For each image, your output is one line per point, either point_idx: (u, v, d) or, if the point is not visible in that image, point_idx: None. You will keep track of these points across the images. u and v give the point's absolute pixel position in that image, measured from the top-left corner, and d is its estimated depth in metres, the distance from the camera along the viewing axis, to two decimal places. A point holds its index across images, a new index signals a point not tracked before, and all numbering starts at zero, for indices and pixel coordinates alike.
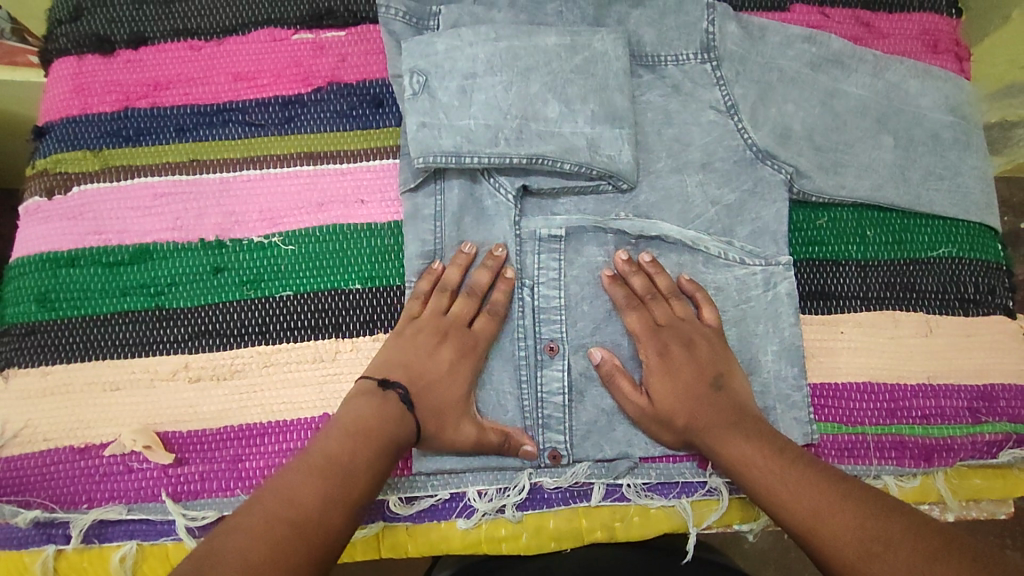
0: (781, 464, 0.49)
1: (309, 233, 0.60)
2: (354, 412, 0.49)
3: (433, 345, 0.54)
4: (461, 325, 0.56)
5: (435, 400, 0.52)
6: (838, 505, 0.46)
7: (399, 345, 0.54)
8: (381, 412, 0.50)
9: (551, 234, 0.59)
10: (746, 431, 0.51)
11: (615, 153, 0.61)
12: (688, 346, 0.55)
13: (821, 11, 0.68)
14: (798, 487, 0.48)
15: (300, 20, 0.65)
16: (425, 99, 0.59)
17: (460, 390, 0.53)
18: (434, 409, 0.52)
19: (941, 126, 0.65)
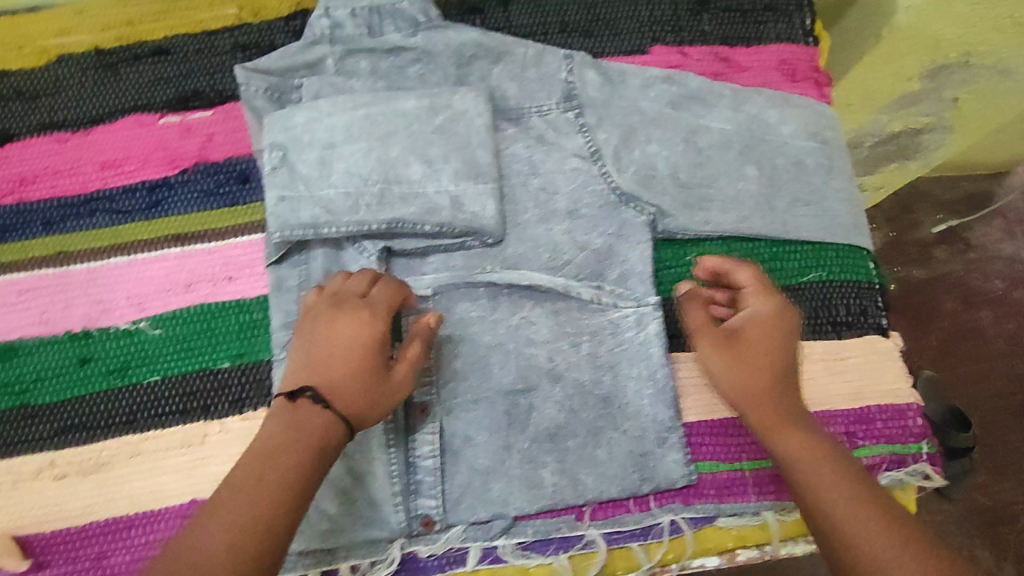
0: (837, 472, 0.47)
1: (177, 316, 0.60)
2: (266, 432, 0.46)
3: (331, 319, 0.51)
4: (352, 293, 0.53)
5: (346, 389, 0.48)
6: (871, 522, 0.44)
7: (303, 343, 0.51)
8: (292, 425, 0.46)
9: (417, 295, 0.60)
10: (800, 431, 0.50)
11: (479, 209, 0.61)
12: (779, 336, 0.53)
13: (681, 51, 0.69)
14: (849, 498, 0.46)
15: (167, 103, 0.66)
16: (284, 174, 0.60)
17: (371, 360, 0.50)
18: (330, 384, 0.48)
19: (804, 152, 0.66)
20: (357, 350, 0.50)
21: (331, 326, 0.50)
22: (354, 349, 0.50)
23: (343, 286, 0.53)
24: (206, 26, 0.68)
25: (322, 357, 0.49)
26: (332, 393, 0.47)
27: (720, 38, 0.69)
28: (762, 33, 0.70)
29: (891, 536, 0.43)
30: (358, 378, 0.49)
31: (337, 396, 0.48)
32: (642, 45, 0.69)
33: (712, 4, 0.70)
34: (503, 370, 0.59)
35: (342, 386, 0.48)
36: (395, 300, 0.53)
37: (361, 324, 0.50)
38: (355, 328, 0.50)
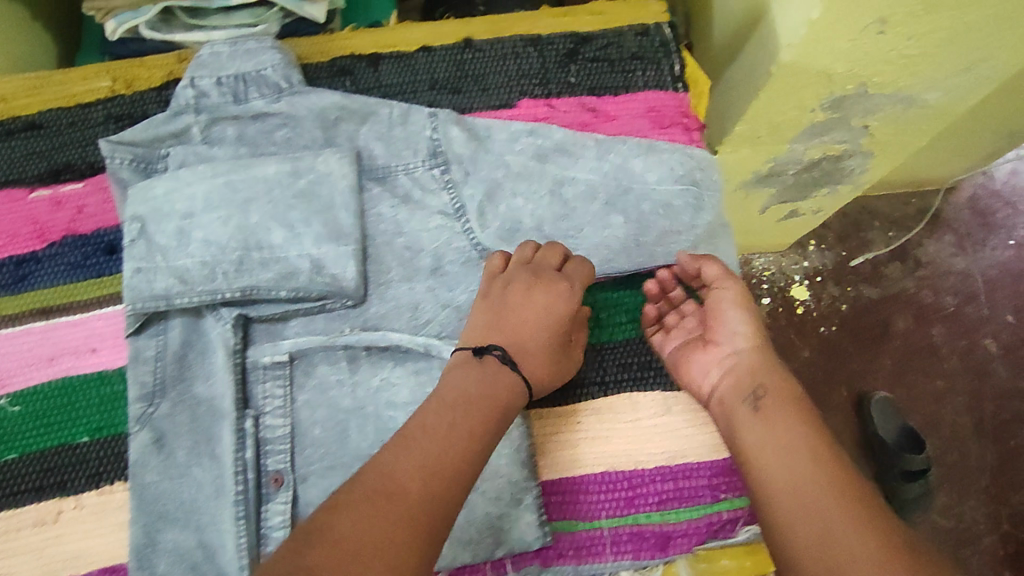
0: (806, 427, 0.51)
1: (36, 392, 0.60)
2: (455, 383, 0.51)
3: (528, 287, 0.57)
4: (524, 261, 0.59)
5: (543, 349, 0.57)
6: (800, 474, 0.47)
7: (488, 309, 0.57)
8: (483, 381, 0.52)
9: (274, 361, 0.60)
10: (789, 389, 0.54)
11: (339, 272, 0.61)
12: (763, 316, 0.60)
13: (549, 102, 0.70)
14: (791, 461, 0.48)
15: (38, 177, 0.66)
16: (142, 246, 0.60)
17: (555, 333, 0.57)
18: (517, 346, 0.55)
19: (672, 195, 0.65)
20: (552, 318, 0.57)
21: (544, 294, 0.57)
22: (546, 320, 0.57)
23: (530, 256, 0.59)
24: (79, 100, 0.69)
25: (523, 319, 0.56)
26: (517, 358, 0.54)
27: (588, 88, 0.71)
28: (630, 81, 0.71)
29: (821, 483, 0.46)
30: (544, 348, 0.56)
31: (524, 357, 0.55)
32: (510, 98, 0.70)
33: (579, 56, 0.71)
34: (361, 435, 0.59)
35: (527, 357, 0.55)
36: (589, 276, 0.60)
37: (555, 297, 0.58)
38: (540, 304, 0.57)
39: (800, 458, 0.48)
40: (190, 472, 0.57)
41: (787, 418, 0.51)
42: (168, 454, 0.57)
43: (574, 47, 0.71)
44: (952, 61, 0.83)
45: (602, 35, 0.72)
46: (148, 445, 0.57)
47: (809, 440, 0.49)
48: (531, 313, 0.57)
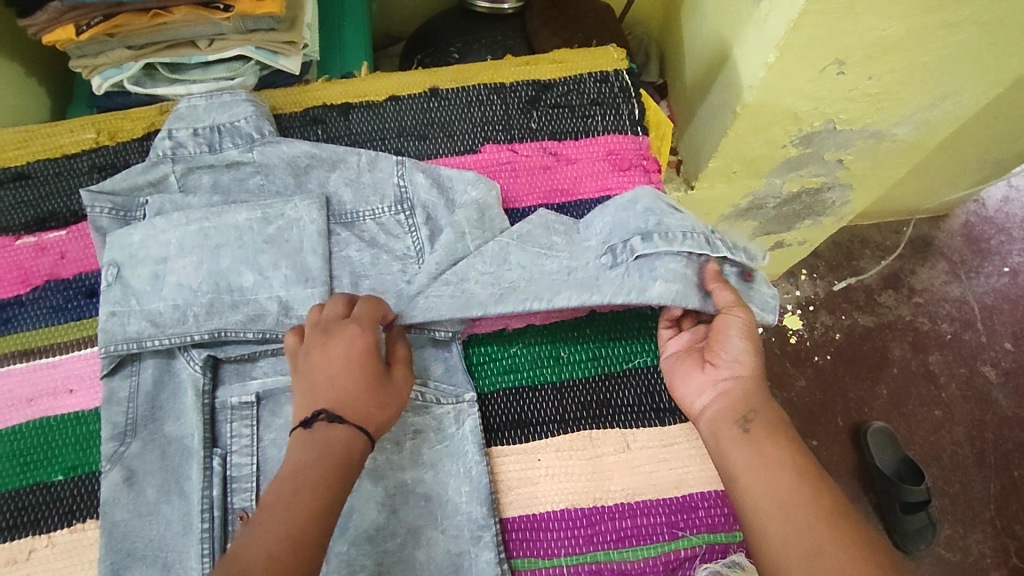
0: (798, 458, 0.52)
1: (15, 431, 0.62)
2: (295, 454, 0.50)
3: (325, 341, 0.55)
4: (335, 318, 0.56)
5: (358, 398, 0.53)
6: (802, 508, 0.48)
7: (306, 365, 0.54)
8: (313, 447, 0.50)
9: (242, 401, 0.62)
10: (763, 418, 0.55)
11: (307, 313, 0.64)
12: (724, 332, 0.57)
13: (512, 147, 0.73)
14: (766, 477, 0.51)
15: (24, 225, 0.70)
16: (117, 291, 0.63)
17: (353, 381, 0.53)
18: (341, 408, 0.52)
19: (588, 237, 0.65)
20: (348, 368, 0.53)
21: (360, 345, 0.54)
22: (342, 367, 0.53)
23: (326, 312, 0.57)
24: (66, 150, 0.73)
25: (339, 378, 0.53)
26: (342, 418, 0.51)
27: (549, 133, 0.74)
28: (590, 126, 0.74)
29: (814, 519, 0.48)
30: (350, 400, 0.52)
31: (343, 411, 0.52)
32: (473, 144, 0.73)
33: (541, 102, 0.75)
34: None
35: (352, 417, 0.52)
36: (343, 314, 0.57)
37: (345, 344, 0.54)
38: (340, 349, 0.54)
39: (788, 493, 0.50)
40: (160, 510, 0.58)
41: (774, 447, 0.53)
42: (138, 492, 0.58)
43: (536, 94, 0.75)
44: (910, 101, 0.90)
45: (563, 82, 0.75)
46: (118, 484, 0.58)
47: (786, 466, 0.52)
48: (335, 379, 0.53)
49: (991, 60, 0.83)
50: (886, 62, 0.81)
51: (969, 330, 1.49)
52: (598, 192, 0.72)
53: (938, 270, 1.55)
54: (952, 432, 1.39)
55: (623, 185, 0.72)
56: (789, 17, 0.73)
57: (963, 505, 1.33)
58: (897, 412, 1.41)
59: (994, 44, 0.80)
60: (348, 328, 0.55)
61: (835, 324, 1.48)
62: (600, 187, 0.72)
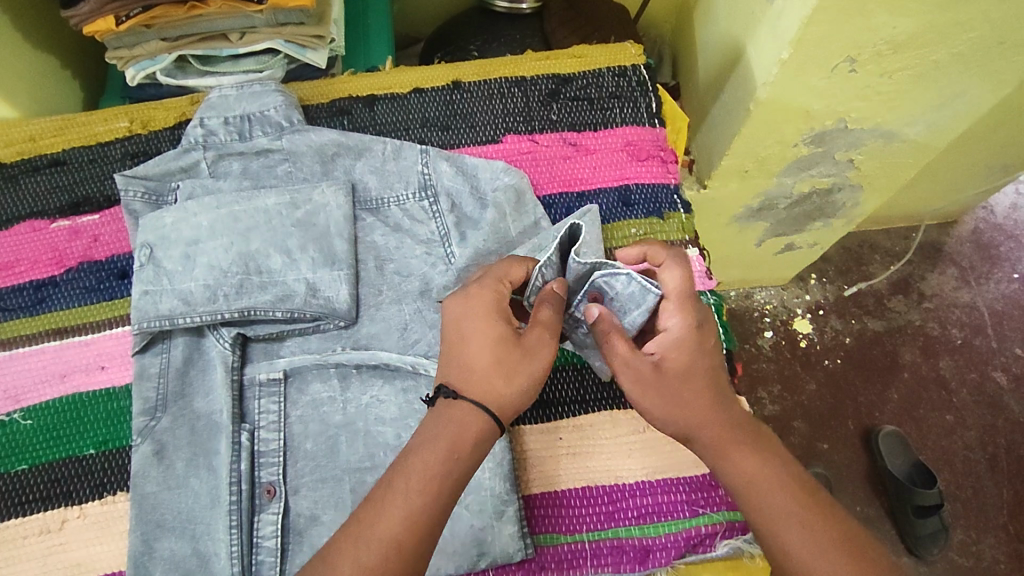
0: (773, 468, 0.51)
1: (48, 406, 0.63)
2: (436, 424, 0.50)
3: (472, 300, 0.55)
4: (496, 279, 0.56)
5: (492, 363, 0.52)
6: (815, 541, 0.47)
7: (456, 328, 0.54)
8: (446, 419, 0.50)
9: (269, 378, 0.63)
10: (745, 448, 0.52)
11: (333, 294, 0.65)
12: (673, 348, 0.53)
13: (532, 137, 0.75)
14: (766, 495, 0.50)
15: (59, 209, 0.72)
16: (150, 270, 0.65)
17: (496, 341, 0.52)
18: (470, 371, 0.52)
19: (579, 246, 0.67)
20: (484, 328, 0.53)
21: (486, 310, 0.54)
22: (487, 326, 0.53)
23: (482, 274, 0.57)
24: (100, 138, 0.76)
25: (470, 345, 0.53)
26: (481, 384, 0.51)
27: (568, 124, 0.76)
28: (608, 118, 0.76)
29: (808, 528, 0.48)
30: (486, 360, 0.52)
31: (467, 382, 0.51)
32: (495, 134, 0.75)
33: (561, 95, 0.77)
34: (350, 449, 0.61)
35: (494, 381, 0.51)
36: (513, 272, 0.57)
37: (483, 304, 0.54)
38: (477, 309, 0.54)
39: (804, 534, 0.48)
40: (188, 484, 0.59)
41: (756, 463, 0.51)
42: (168, 465, 0.59)
43: (555, 87, 0.77)
44: (920, 100, 0.92)
45: (582, 76, 0.78)
46: (148, 458, 0.59)
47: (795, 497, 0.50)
48: (468, 349, 0.53)
49: (999, 60, 0.84)
50: (897, 60, 0.82)
51: (979, 335, 1.49)
52: (615, 181, 0.73)
53: (947, 276, 1.55)
54: (964, 437, 1.39)
55: (640, 174, 0.74)
56: (802, 14, 0.75)
57: (976, 511, 1.32)
58: (908, 416, 1.41)
59: (1002, 44, 0.81)
60: (481, 292, 0.55)
61: (845, 328, 1.48)
62: (618, 176, 0.74)
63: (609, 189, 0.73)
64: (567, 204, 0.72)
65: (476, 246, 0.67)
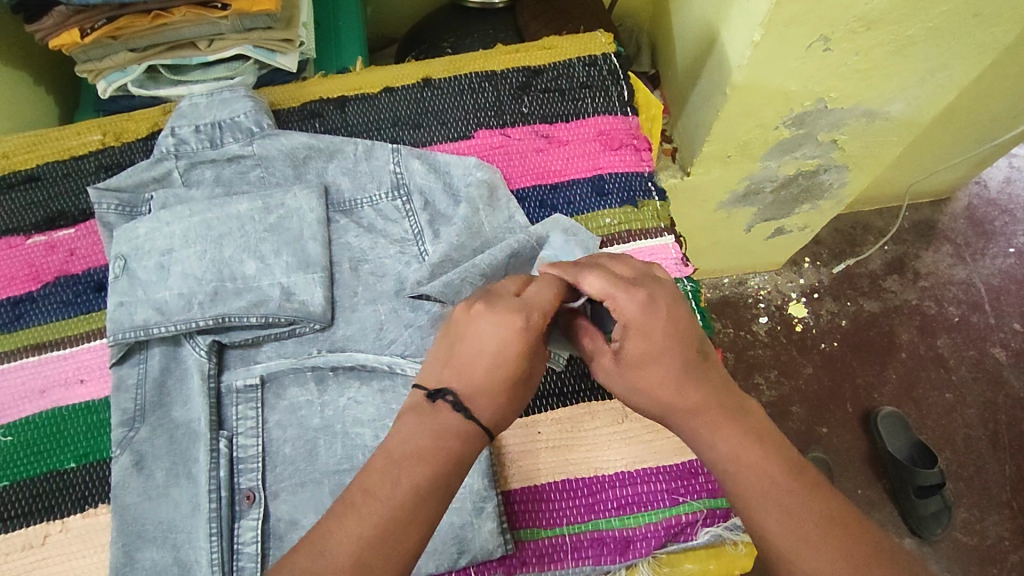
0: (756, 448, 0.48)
1: (28, 422, 0.64)
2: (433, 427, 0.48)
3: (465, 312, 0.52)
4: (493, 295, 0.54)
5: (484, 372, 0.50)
6: (797, 514, 0.45)
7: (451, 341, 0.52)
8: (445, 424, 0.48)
9: (247, 384, 0.63)
10: (735, 436, 0.48)
11: (308, 297, 0.65)
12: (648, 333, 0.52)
13: (504, 132, 0.75)
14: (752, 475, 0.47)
15: (35, 225, 0.72)
16: (124, 281, 0.65)
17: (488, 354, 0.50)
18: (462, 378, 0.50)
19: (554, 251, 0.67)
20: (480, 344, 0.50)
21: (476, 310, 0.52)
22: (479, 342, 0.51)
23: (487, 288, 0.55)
24: (74, 152, 0.76)
25: (461, 352, 0.51)
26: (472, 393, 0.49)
27: (540, 117, 0.75)
28: (579, 108, 0.75)
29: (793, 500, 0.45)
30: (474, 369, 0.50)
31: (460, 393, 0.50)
32: (467, 130, 0.75)
33: (532, 87, 0.76)
34: (329, 452, 0.61)
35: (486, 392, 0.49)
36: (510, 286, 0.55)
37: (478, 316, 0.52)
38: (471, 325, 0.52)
39: (817, 529, 0.44)
40: (168, 493, 0.59)
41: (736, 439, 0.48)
42: (147, 475, 0.59)
43: (526, 80, 0.77)
44: (901, 76, 0.91)
45: (553, 68, 0.77)
46: (127, 468, 0.59)
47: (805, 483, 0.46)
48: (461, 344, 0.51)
49: (975, 31, 0.84)
50: (871, 37, 0.82)
51: (976, 312, 1.48)
52: (588, 171, 0.73)
53: (943, 253, 1.54)
54: (964, 415, 1.38)
55: (613, 164, 0.73)
56: None
57: (978, 489, 1.31)
58: (907, 396, 1.40)
59: (977, 15, 0.80)
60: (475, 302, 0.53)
61: (841, 311, 1.48)
62: (591, 167, 0.73)
63: (583, 180, 0.72)
64: (540, 196, 0.72)
65: (450, 241, 0.67)
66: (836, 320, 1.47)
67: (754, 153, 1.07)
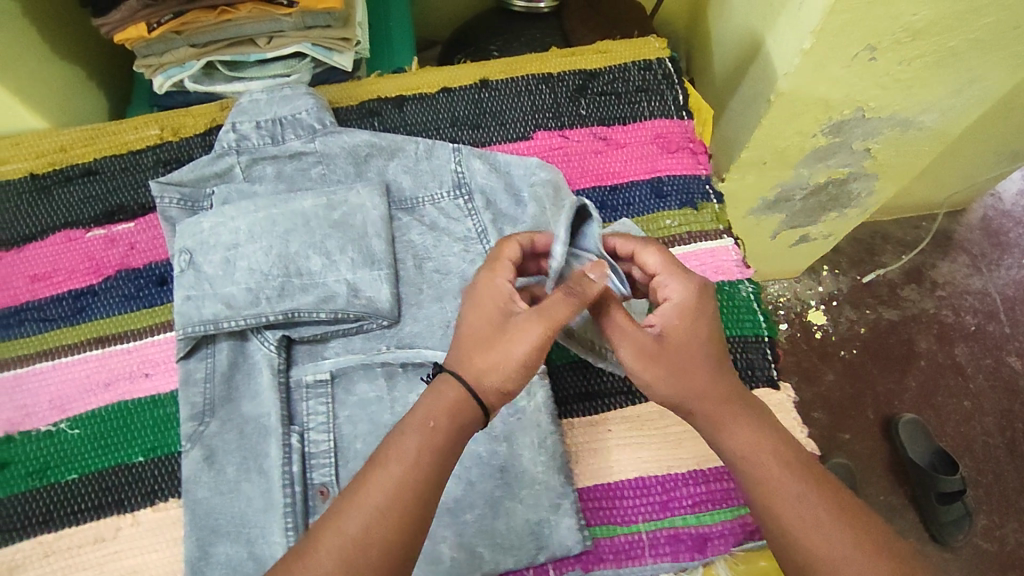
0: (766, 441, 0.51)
1: (94, 415, 0.64)
2: None
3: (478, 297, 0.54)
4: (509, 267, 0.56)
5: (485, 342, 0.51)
6: (808, 502, 0.49)
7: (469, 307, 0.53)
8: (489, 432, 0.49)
9: (317, 379, 0.63)
10: (749, 427, 0.52)
11: (375, 293, 0.66)
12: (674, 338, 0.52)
13: (562, 133, 0.75)
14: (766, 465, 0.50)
15: (94, 218, 0.72)
16: (191, 276, 0.65)
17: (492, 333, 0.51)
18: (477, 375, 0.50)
19: None
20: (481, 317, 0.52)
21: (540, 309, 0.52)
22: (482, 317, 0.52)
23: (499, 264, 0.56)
24: (131, 146, 0.76)
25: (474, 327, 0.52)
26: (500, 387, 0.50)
27: (598, 119, 0.76)
28: (637, 111, 0.76)
29: (804, 490, 0.49)
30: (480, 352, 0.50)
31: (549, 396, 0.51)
32: (526, 131, 0.75)
33: (589, 90, 0.77)
34: None
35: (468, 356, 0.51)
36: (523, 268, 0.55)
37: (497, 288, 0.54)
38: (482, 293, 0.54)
39: (823, 519, 0.48)
40: (240, 488, 0.59)
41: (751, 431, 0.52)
42: (219, 470, 0.60)
43: (583, 83, 0.77)
44: (938, 86, 0.93)
45: (609, 71, 0.78)
46: (199, 462, 0.60)
47: (811, 476, 0.50)
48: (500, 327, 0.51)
49: (1015, 43, 0.85)
50: (915, 47, 0.83)
51: (992, 321, 1.50)
52: (648, 173, 0.73)
53: (959, 263, 1.56)
54: (982, 422, 1.39)
55: (672, 166, 0.74)
56: (824, 5, 0.76)
57: (999, 496, 1.32)
58: (926, 404, 1.41)
59: (1019, 28, 0.82)
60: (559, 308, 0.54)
61: (860, 318, 1.49)
62: (650, 168, 0.74)
63: (642, 182, 0.73)
64: (600, 198, 0.72)
65: None
66: (856, 326, 1.48)
67: (788, 160, 1.09)
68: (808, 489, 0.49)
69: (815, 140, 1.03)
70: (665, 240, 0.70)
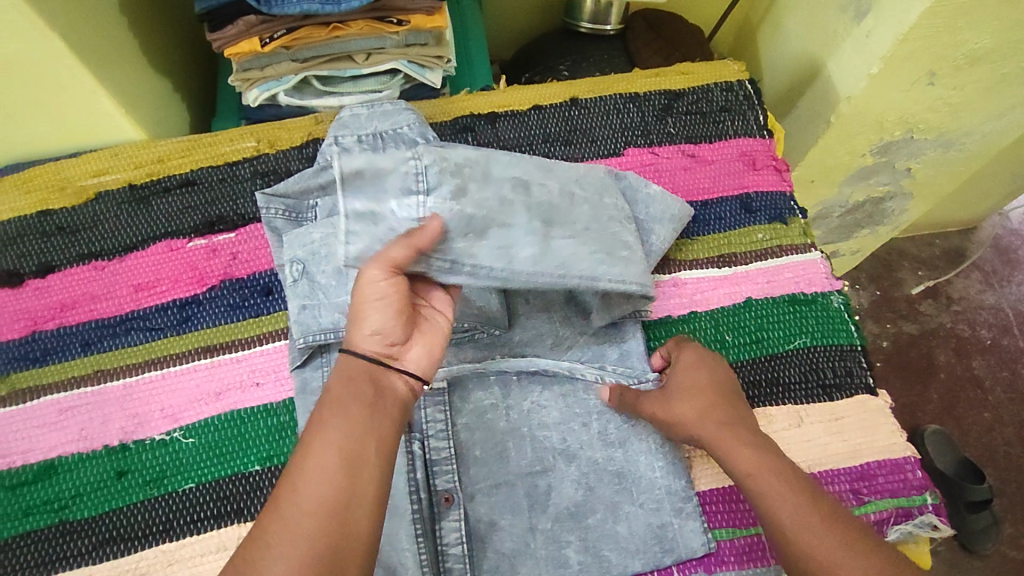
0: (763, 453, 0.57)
1: (208, 424, 0.63)
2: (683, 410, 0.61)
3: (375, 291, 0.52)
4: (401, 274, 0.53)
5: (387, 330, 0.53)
6: (796, 504, 0.53)
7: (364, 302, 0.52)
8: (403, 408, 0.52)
9: (434, 388, 0.63)
10: (747, 443, 0.57)
11: (485, 302, 0.66)
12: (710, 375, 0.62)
13: (652, 150, 0.78)
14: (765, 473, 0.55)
15: (194, 228, 0.73)
16: (305, 284, 0.66)
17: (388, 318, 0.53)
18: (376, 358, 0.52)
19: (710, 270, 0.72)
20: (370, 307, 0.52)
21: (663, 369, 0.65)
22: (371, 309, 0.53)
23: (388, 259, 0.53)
24: (227, 158, 0.77)
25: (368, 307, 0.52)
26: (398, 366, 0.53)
27: (685, 137, 0.79)
28: (721, 131, 0.80)
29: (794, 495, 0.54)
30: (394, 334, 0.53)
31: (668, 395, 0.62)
32: (617, 147, 0.78)
33: (674, 110, 0.80)
34: (519, 454, 0.62)
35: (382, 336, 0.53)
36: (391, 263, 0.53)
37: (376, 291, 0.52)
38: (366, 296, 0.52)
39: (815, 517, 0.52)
40: None
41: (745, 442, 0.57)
42: None
43: (668, 103, 0.81)
44: (985, 110, 0.97)
45: (692, 92, 0.81)
46: None
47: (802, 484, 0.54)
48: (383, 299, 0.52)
49: None
50: (971, 73, 0.88)
51: (1007, 335, 1.55)
52: (736, 189, 0.77)
53: (973, 279, 1.62)
54: (1003, 433, 1.43)
55: (758, 182, 0.77)
56: (896, 32, 0.80)
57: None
58: (949, 416, 1.45)
59: None
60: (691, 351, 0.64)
61: (882, 332, 1.54)
62: (738, 185, 0.77)
63: (731, 198, 0.76)
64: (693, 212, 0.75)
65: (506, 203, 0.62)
66: (879, 339, 1.53)
67: (833, 178, 1.13)
68: (801, 494, 0.54)
69: (861, 160, 1.08)
70: (715, 259, 0.72)
